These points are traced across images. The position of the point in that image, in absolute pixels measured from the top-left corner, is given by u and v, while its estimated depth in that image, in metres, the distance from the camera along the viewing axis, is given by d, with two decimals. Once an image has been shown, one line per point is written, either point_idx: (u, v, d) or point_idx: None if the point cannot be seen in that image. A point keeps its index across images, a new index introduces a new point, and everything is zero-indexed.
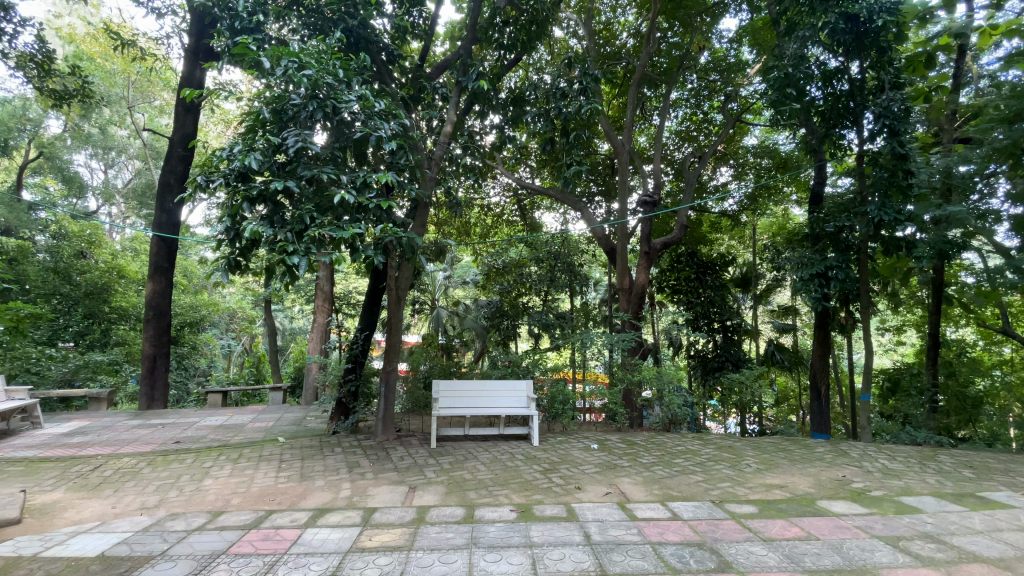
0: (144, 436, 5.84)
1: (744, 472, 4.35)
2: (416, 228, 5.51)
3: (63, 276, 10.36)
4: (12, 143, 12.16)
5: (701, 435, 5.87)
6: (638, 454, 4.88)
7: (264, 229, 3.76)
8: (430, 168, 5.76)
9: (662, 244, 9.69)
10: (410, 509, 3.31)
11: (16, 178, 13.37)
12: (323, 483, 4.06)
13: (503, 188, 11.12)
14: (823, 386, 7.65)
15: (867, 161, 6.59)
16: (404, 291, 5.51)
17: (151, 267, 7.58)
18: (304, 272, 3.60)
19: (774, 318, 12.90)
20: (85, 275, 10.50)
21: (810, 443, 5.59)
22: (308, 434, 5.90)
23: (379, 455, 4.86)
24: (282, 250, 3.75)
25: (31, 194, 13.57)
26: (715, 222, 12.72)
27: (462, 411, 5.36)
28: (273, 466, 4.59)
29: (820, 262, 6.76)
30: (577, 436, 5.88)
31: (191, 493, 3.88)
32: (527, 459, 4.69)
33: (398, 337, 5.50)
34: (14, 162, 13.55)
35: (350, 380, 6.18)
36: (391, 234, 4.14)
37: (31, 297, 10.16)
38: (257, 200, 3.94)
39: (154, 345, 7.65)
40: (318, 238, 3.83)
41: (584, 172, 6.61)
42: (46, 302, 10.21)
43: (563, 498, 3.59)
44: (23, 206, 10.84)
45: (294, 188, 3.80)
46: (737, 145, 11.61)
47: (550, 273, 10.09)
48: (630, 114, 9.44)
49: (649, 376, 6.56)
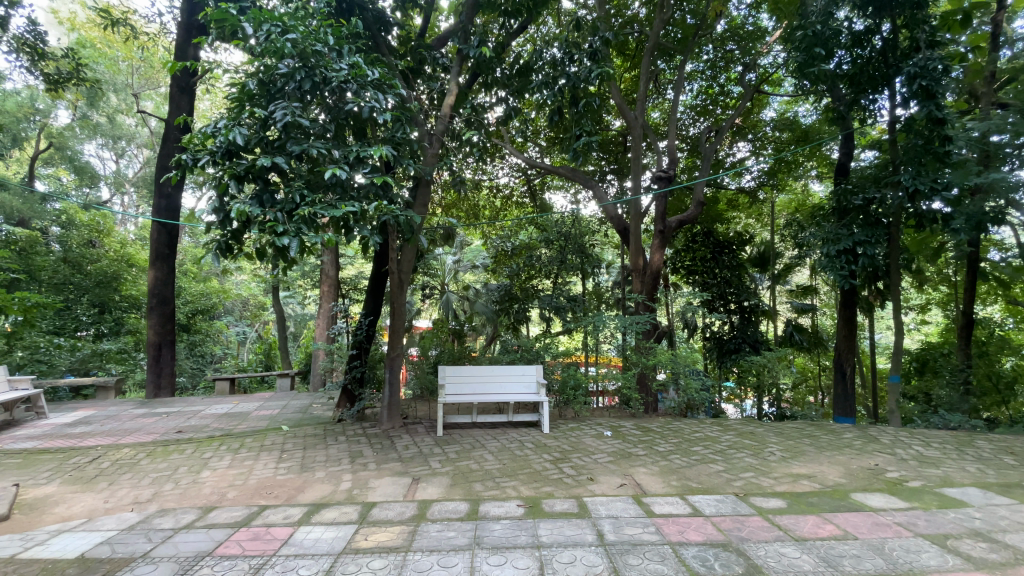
0: (147, 425, 5.74)
1: (768, 461, 4.08)
2: (417, 208, 5.22)
3: (73, 266, 10.35)
4: (19, 132, 12.13)
5: (719, 420, 5.60)
6: (654, 442, 4.63)
7: (251, 208, 3.53)
8: (429, 147, 5.42)
9: (677, 223, 9.34)
10: (410, 504, 3.10)
11: (27, 169, 13.43)
12: (323, 475, 3.88)
13: (512, 168, 10.84)
14: (847, 367, 7.20)
15: (898, 129, 6.24)
16: (407, 275, 5.26)
17: (152, 254, 7.40)
18: (296, 254, 3.34)
19: (792, 298, 12.48)
20: (95, 265, 10.48)
21: (837, 428, 5.27)
22: (313, 422, 5.73)
23: (383, 444, 4.67)
24: (271, 231, 3.51)
25: (44, 185, 13.66)
26: (732, 199, 12.22)
27: (468, 398, 5.16)
28: (274, 456, 4.43)
29: (847, 236, 6.30)
30: (590, 422, 5.65)
31: (186, 486, 3.74)
32: (537, 447, 4.46)
33: (402, 322, 5.28)
34: (25, 153, 13.59)
35: (355, 366, 6.05)
36: (387, 212, 3.85)
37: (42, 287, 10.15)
38: (245, 178, 3.72)
39: (158, 333, 7.52)
40: (308, 217, 3.57)
41: (595, 145, 6.25)
42: (57, 292, 10.20)
43: (574, 490, 3.38)
44: (37, 197, 10.46)
45: (284, 165, 3.55)
46: (755, 118, 11.28)
47: (560, 254, 9.72)
48: (643, 87, 9.02)
49: (664, 360, 6.31)
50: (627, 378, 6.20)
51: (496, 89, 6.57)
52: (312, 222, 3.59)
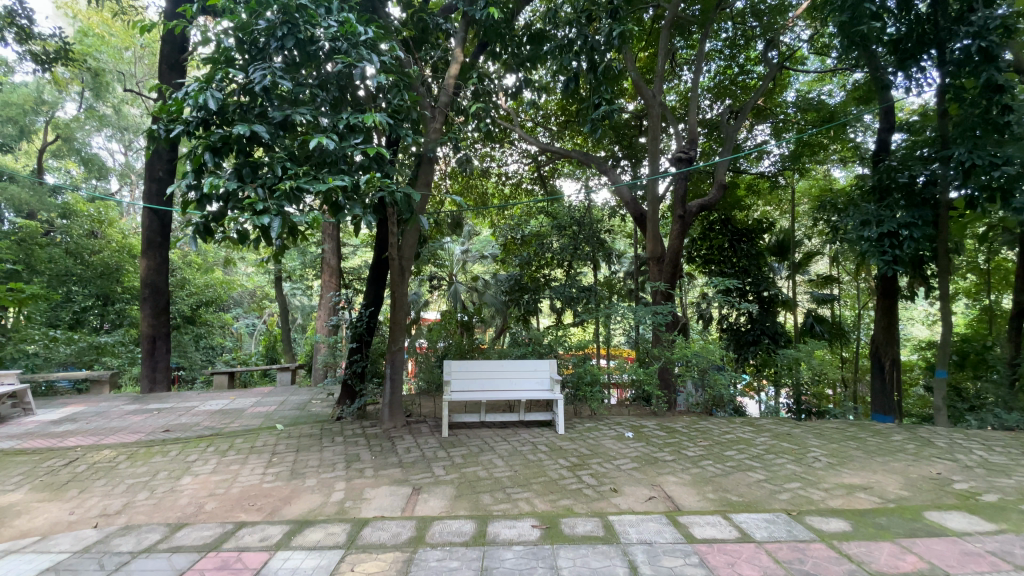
0: (135, 423, 5.39)
1: (814, 470, 3.62)
2: (418, 187, 4.77)
3: (75, 257, 10.07)
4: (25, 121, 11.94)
5: (748, 418, 5.15)
6: (682, 445, 4.18)
7: (226, 182, 3.12)
8: (430, 121, 4.91)
9: (698, 207, 8.79)
10: (409, 523, 2.69)
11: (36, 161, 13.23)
12: (313, 484, 3.47)
13: (522, 154, 10.38)
14: (886, 361, 6.65)
15: (948, 100, 5.76)
16: (409, 262, 4.83)
17: (144, 241, 7.04)
18: (276, 234, 2.90)
19: (812, 288, 11.94)
20: (97, 256, 10.19)
21: (882, 429, 4.81)
22: (310, 421, 5.35)
23: (383, 447, 4.26)
24: (250, 209, 3.10)
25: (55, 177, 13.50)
26: (751, 184, 11.61)
27: (476, 395, 4.74)
28: (263, 459, 4.04)
29: (890, 219, 5.72)
30: (608, 421, 5.19)
31: (162, 497, 3.36)
32: (552, 451, 4.04)
33: (403, 313, 4.86)
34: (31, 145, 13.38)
35: (356, 361, 5.64)
36: (381, 186, 3.38)
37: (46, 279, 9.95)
38: (222, 150, 3.32)
39: (152, 325, 7.19)
40: (291, 192, 3.14)
41: (615, 115, 5.78)
42: (57, 283, 9.93)
43: (597, 505, 2.95)
44: (47, 189, 10.22)
45: (264, 135, 3.13)
46: (776, 98, 10.71)
47: (572, 242, 9.20)
48: (661, 64, 8.45)
49: (687, 354, 5.86)
50: (647, 373, 5.76)
51: (500, 64, 6.10)
52: (296, 199, 3.16)
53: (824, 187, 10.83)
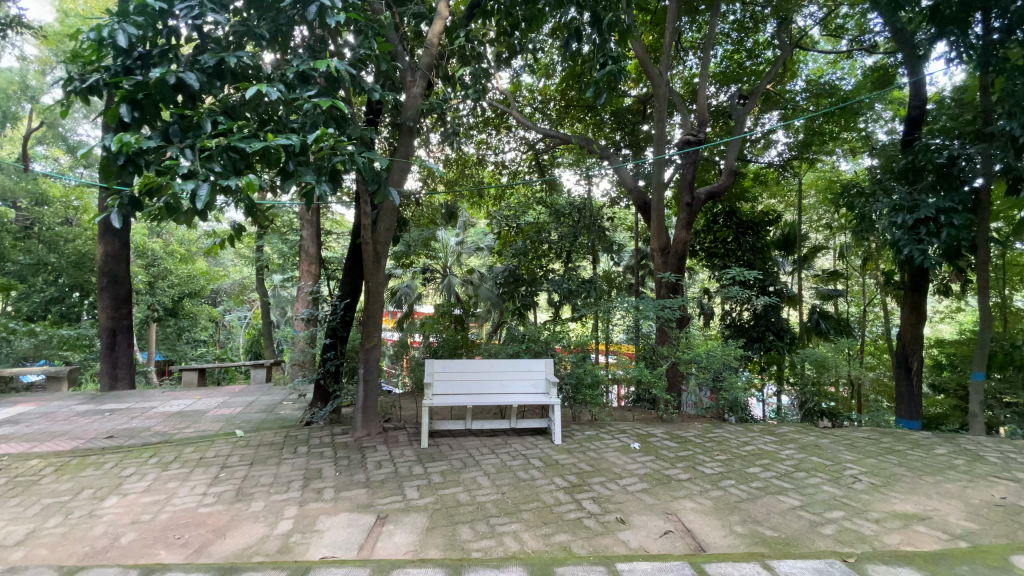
0: (79, 427, 4.80)
1: (857, 495, 3.06)
2: (396, 161, 4.18)
3: (48, 245, 9.34)
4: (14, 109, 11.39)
5: (769, 427, 4.58)
6: (698, 460, 3.61)
7: (144, 140, 2.52)
8: (411, 86, 4.29)
9: (707, 195, 8.19)
10: (361, 570, 2.12)
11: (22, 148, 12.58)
12: (259, 509, 2.89)
13: (519, 141, 9.83)
14: (913, 361, 6.07)
15: (992, 72, 5.15)
16: (384, 246, 4.26)
17: (100, 225, 6.44)
18: (199, 203, 2.29)
19: (817, 283, 11.37)
20: (72, 245, 9.36)
21: (920, 441, 4.26)
22: (276, 426, 4.74)
23: (351, 459, 3.68)
24: (173, 174, 2.49)
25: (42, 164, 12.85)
26: (758, 174, 11.07)
27: (462, 399, 4.15)
28: (208, 475, 3.46)
29: (925, 204, 5.16)
30: (612, 429, 4.60)
31: (75, 525, 2.78)
32: (547, 467, 3.45)
33: (379, 303, 4.28)
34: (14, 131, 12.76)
35: (329, 358, 5.03)
36: (337, 147, 2.77)
37: (19, 269, 9.29)
38: (144, 104, 2.72)
39: (111, 317, 6.60)
40: (224, 152, 2.56)
41: (623, 80, 5.21)
42: (32, 272, 9.35)
43: (601, 544, 2.38)
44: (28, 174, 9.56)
45: (191, 82, 2.54)
46: (786, 83, 10.12)
47: (572, 231, 8.62)
48: (670, 40, 7.80)
49: (698, 354, 5.27)
50: (653, 375, 5.18)
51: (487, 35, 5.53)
52: (230, 161, 2.57)
53: (829, 180, 10.29)
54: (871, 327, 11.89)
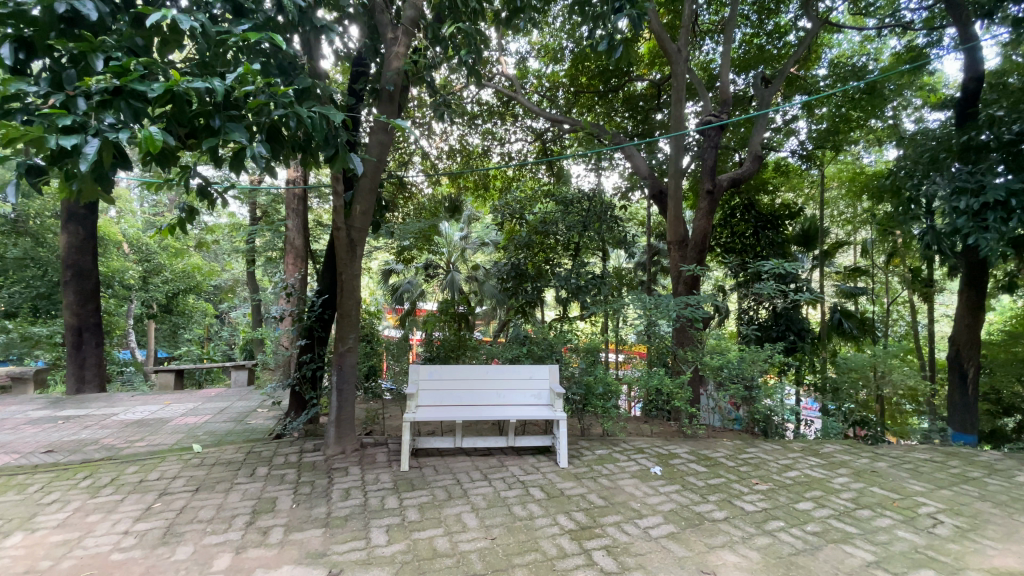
0: (21, 438, 4.26)
1: (943, 544, 2.40)
2: (376, 134, 3.60)
3: (35, 239, 8.52)
4: None
5: (812, 447, 3.92)
6: (734, 491, 2.95)
7: (20, 83, 1.96)
8: (392, 43, 3.72)
9: (729, 182, 7.49)
10: None
11: None
12: (184, 557, 2.29)
13: (525, 130, 9.20)
14: (968, 367, 5.39)
15: None
16: (359, 233, 3.66)
17: (62, 214, 5.97)
18: (82, 164, 1.73)
19: (838, 280, 10.59)
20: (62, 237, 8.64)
21: (995, 465, 3.59)
22: (242, 439, 4.17)
23: (317, 486, 3.07)
24: (55, 126, 1.91)
25: None
26: (779, 166, 10.34)
27: (450, 412, 3.54)
28: (142, 505, 2.87)
29: (996, 184, 4.41)
30: (628, 446, 3.96)
31: None
32: (549, 500, 2.82)
33: (354, 300, 3.69)
34: None
35: (306, 363, 4.45)
36: (274, 97, 2.20)
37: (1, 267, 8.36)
38: (32, 42, 2.14)
39: (77, 314, 6.14)
40: (125, 100, 1.97)
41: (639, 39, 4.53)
42: (17, 268, 8.40)
43: None
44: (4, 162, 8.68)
45: (86, 11, 1.95)
46: (812, 66, 9.39)
47: (581, 222, 7.98)
48: (689, 15, 7.09)
49: (730, 359, 4.61)
50: (676, 385, 4.52)
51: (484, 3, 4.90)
52: (133, 111, 1.98)
53: (853, 172, 9.54)
54: (895, 327, 11.08)
